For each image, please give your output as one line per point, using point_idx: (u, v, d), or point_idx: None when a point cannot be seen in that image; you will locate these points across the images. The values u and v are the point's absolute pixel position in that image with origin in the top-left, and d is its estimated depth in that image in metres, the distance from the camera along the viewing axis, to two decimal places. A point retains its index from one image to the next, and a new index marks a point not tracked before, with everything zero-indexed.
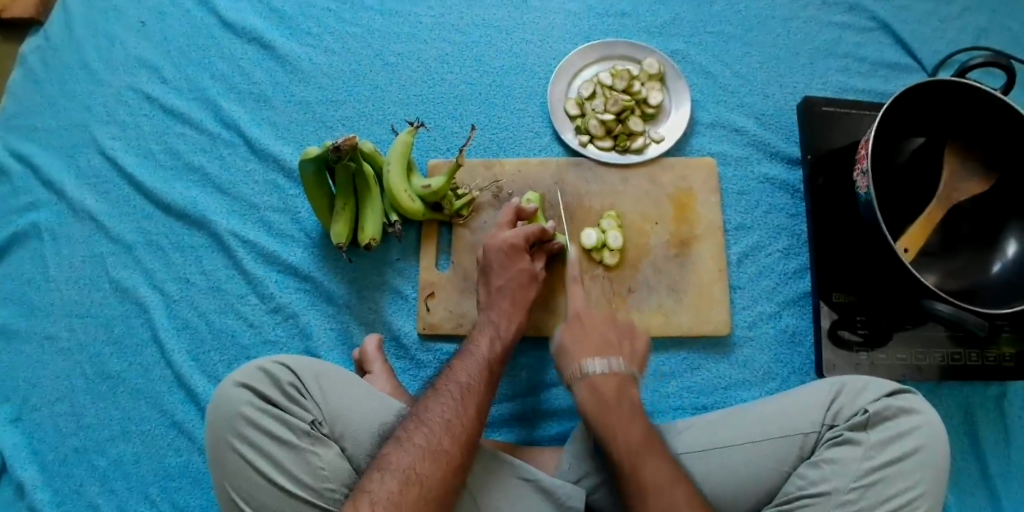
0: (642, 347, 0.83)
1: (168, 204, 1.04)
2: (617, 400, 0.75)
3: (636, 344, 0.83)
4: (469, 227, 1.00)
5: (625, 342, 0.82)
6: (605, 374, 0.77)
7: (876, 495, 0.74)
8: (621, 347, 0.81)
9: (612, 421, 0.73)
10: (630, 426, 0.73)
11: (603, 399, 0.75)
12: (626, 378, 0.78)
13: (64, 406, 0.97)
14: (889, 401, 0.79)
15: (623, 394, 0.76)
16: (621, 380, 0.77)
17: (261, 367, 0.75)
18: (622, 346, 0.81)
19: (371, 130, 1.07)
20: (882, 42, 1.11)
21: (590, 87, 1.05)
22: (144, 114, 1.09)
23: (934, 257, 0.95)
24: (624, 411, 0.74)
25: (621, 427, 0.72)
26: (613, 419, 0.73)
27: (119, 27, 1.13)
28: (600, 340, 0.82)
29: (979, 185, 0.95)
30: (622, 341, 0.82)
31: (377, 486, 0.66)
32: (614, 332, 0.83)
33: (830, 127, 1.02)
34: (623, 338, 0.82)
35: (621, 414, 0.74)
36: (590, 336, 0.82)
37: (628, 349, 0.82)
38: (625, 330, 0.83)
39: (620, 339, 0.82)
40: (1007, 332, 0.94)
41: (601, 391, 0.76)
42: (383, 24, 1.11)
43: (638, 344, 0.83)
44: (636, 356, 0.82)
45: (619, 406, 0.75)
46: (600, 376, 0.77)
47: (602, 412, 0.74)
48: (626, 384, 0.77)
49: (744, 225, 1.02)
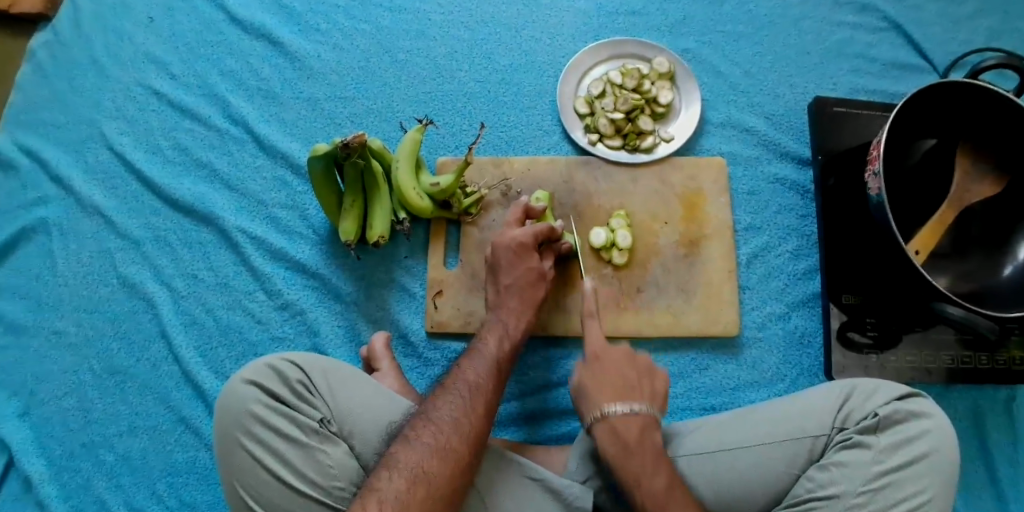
0: (663, 385, 0.81)
1: (176, 200, 1.03)
2: (640, 445, 0.74)
3: (657, 383, 0.81)
4: (477, 225, 1.00)
5: (645, 382, 0.80)
6: (626, 417, 0.76)
7: (885, 499, 0.73)
8: (641, 388, 0.79)
9: (635, 469, 0.72)
10: (654, 474, 0.71)
11: (625, 445, 0.74)
12: (647, 421, 0.76)
13: (72, 401, 0.97)
14: (899, 405, 0.78)
15: (644, 438, 0.75)
16: (643, 424, 0.76)
17: (270, 364, 0.75)
18: (643, 388, 0.79)
19: (380, 127, 1.06)
20: (893, 42, 1.10)
21: (600, 86, 1.04)
22: (153, 110, 1.09)
23: (944, 259, 0.95)
24: (647, 457, 0.73)
25: (644, 475, 0.71)
26: (636, 467, 0.72)
27: (128, 23, 1.13)
28: (620, 383, 0.79)
29: (990, 188, 0.94)
30: (642, 382, 0.80)
31: (385, 485, 0.66)
32: (633, 373, 0.80)
33: (841, 128, 1.01)
34: (643, 379, 0.80)
35: (643, 459, 0.73)
36: (609, 378, 0.80)
37: (648, 390, 0.79)
38: (644, 370, 0.81)
39: (640, 380, 0.80)
40: (1017, 335, 0.94)
41: (622, 436, 0.75)
42: (393, 20, 1.11)
43: (658, 383, 0.81)
44: (657, 396, 0.80)
45: (642, 451, 0.73)
46: (620, 417, 0.75)
47: (625, 457, 0.73)
48: (648, 427, 0.75)
49: (754, 225, 1.02)
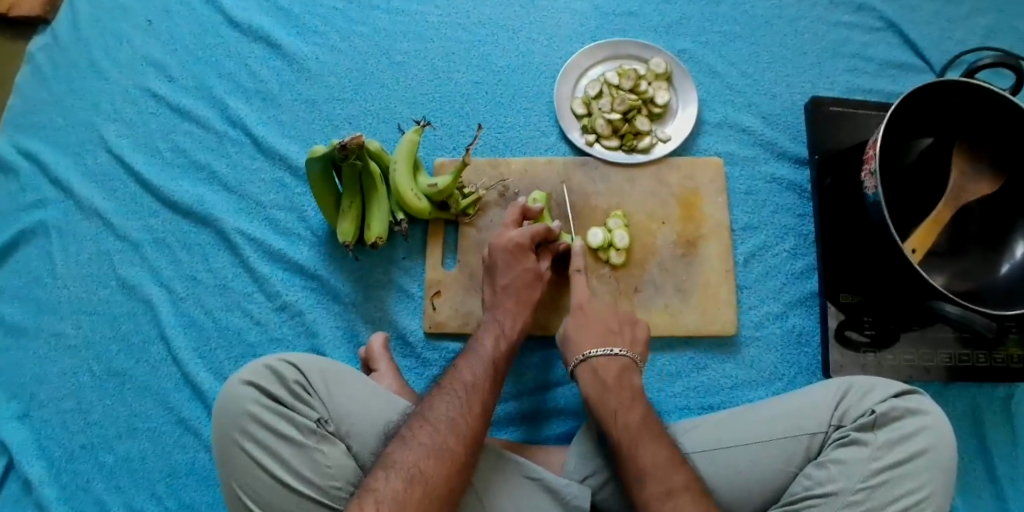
0: (642, 335, 0.88)
1: (175, 202, 1.04)
2: (618, 382, 0.79)
3: (637, 332, 0.88)
4: (475, 226, 1.00)
5: (625, 330, 0.86)
6: (606, 359, 0.82)
7: (883, 496, 0.74)
8: (622, 336, 0.85)
9: (612, 404, 0.77)
10: (630, 409, 0.76)
11: (604, 384, 0.79)
12: (626, 363, 0.82)
13: (71, 403, 0.97)
14: (896, 402, 0.78)
15: (623, 379, 0.80)
16: (622, 365, 0.81)
17: (268, 364, 0.75)
18: (623, 334, 0.86)
19: (377, 129, 1.07)
20: (889, 42, 1.10)
21: (596, 86, 1.05)
22: (152, 113, 1.09)
23: (941, 257, 0.95)
24: (624, 394, 0.78)
25: (621, 409, 0.76)
26: (614, 403, 0.77)
27: (127, 26, 1.13)
28: (602, 328, 0.86)
29: (988, 187, 0.94)
30: (623, 329, 0.86)
31: (382, 485, 0.66)
32: (615, 321, 0.87)
33: (838, 127, 1.02)
34: (624, 327, 0.87)
35: (621, 396, 0.77)
36: (592, 323, 0.86)
37: (629, 336, 0.86)
38: (625, 320, 0.88)
39: (621, 327, 0.86)
40: (1015, 334, 0.94)
41: (601, 376, 0.80)
42: (390, 22, 1.11)
43: (638, 331, 0.88)
44: (637, 343, 0.86)
45: (619, 389, 0.79)
46: (601, 359, 0.82)
47: (603, 395, 0.78)
48: (627, 369, 0.81)
49: (751, 225, 1.02)
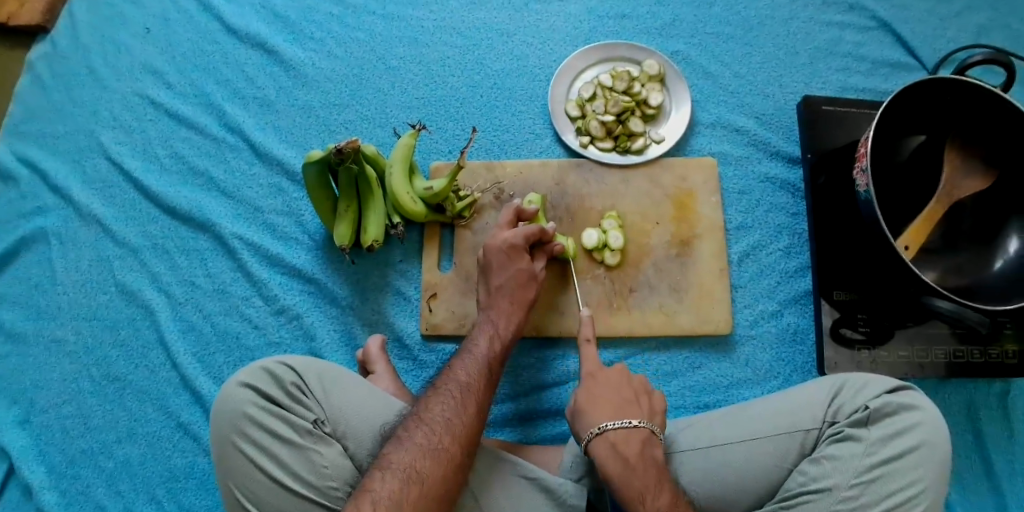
0: (660, 403, 0.80)
1: (173, 208, 1.05)
2: (640, 459, 0.73)
3: (654, 401, 0.80)
4: (471, 229, 1.01)
5: (643, 399, 0.79)
6: (625, 433, 0.74)
7: (877, 491, 0.74)
8: (639, 404, 0.78)
9: (638, 486, 0.71)
10: (658, 493, 0.71)
11: (626, 462, 0.73)
12: (646, 436, 0.75)
13: (72, 408, 0.98)
14: (889, 398, 0.79)
15: (644, 454, 0.74)
16: (642, 439, 0.75)
17: (264, 366, 0.76)
18: (640, 404, 0.78)
19: (373, 133, 1.08)
20: (881, 41, 1.11)
21: (590, 88, 1.05)
22: (150, 120, 1.10)
23: (934, 254, 0.95)
24: (649, 474, 0.72)
25: (648, 492, 0.71)
26: (639, 485, 0.71)
27: (125, 34, 1.14)
28: (617, 398, 0.78)
29: (979, 184, 0.94)
30: (640, 398, 0.79)
31: (379, 485, 0.67)
32: (630, 390, 0.79)
33: (830, 126, 1.02)
34: (640, 396, 0.79)
35: (645, 476, 0.71)
36: (607, 395, 0.79)
37: (646, 407, 0.78)
38: (640, 388, 0.80)
39: (637, 396, 0.79)
40: (1010, 328, 0.94)
41: (622, 452, 0.73)
42: (385, 28, 1.12)
43: (656, 401, 0.80)
44: (654, 414, 0.79)
45: (643, 467, 0.72)
46: (618, 434, 0.74)
47: (627, 474, 0.72)
48: (648, 442, 0.75)
49: (745, 224, 1.03)
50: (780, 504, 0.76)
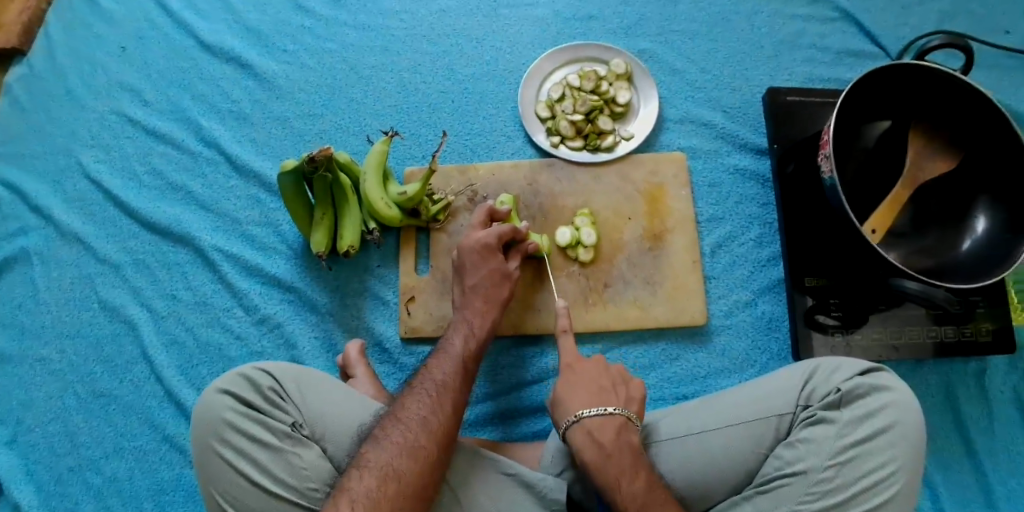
0: (638, 390, 0.81)
1: (153, 223, 1.06)
2: (616, 445, 0.75)
3: (633, 389, 0.81)
4: (446, 232, 1.02)
5: (619, 388, 0.81)
6: (600, 420, 0.76)
7: (852, 471, 0.75)
8: (616, 393, 0.80)
9: (614, 472, 0.73)
10: (633, 478, 0.73)
11: (601, 448, 0.75)
12: (622, 422, 0.77)
13: (58, 426, 0.99)
14: (861, 380, 0.79)
15: (620, 440, 0.76)
16: (618, 425, 0.76)
17: (242, 373, 0.77)
18: (617, 392, 0.80)
19: (347, 141, 1.09)
20: (845, 31, 1.13)
21: (559, 90, 1.07)
22: (128, 137, 1.12)
23: (902, 237, 0.97)
24: (625, 460, 0.74)
25: (624, 477, 0.73)
26: (615, 471, 0.73)
27: (101, 54, 1.16)
28: (593, 387, 0.80)
29: (943, 165, 0.95)
30: (617, 386, 0.81)
31: (357, 483, 0.68)
32: (607, 379, 0.82)
33: (795, 117, 1.04)
34: (617, 384, 0.81)
35: (621, 463, 0.74)
36: (584, 384, 0.81)
37: (624, 395, 0.80)
38: (618, 376, 0.82)
39: (614, 384, 0.81)
40: (983, 307, 0.96)
41: (597, 439, 0.75)
42: (356, 38, 1.14)
43: (634, 388, 0.81)
44: (633, 401, 0.80)
45: (619, 453, 0.74)
46: (595, 421, 0.76)
47: (603, 461, 0.74)
48: (624, 428, 0.76)
49: (716, 216, 1.04)
50: (757, 489, 0.77)
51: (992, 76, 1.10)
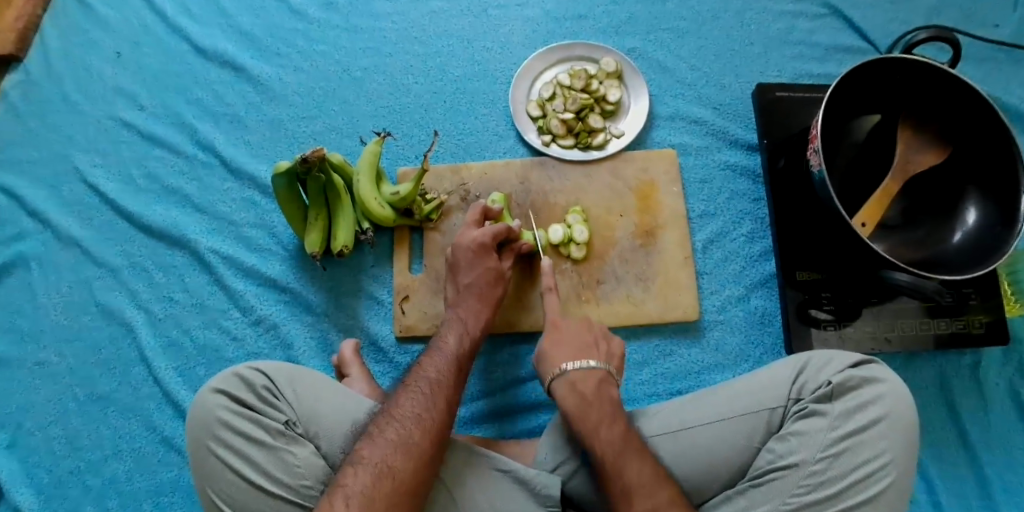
0: (618, 348, 0.86)
1: (150, 226, 1.07)
2: (598, 396, 0.78)
3: (613, 346, 0.86)
4: (439, 231, 1.03)
5: (602, 343, 0.85)
6: (583, 372, 0.80)
7: (844, 464, 0.75)
8: (598, 349, 0.84)
9: (594, 419, 0.75)
10: (612, 425, 0.74)
11: (583, 397, 0.77)
12: (602, 375, 0.80)
13: (57, 429, 1.00)
14: (851, 372, 0.79)
15: (601, 392, 0.78)
16: (600, 378, 0.80)
17: (236, 372, 0.78)
18: (599, 347, 0.84)
19: (341, 143, 1.10)
20: (835, 27, 1.14)
21: (549, 89, 1.08)
22: (124, 141, 1.13)
23: (892, 230, 0.97)
24: (605, 408, 0.76)
25: (603, 423, 0.74)
26: (595, 417, 0.75)
27: (97, 60, 1.17)
28: (577, 344, 0.84)
29: (930, 158, 0.95)
30: (599, 343, 0.85)
31: (351, 480, 0.69)
32: (590, 335, 0.86)
33: (784, 112, 1.05)
34: (599, 341, 0.85)
35: (601, 411, 0.76)
36: (567, 340, 0.85)
37: (605, 350, 0.84)
38: (601, 333, 0.86)
39: (596, 341, 0.85)
40: (976, 299, 0.97)
41: (580, 389, 0.78)
42: (350, 40, 1.15)
43: (614, 345, 0.86)
44: (613, 356, 0.85)
45: (599, 403, 0.77)
46: (578, 373, 0.80)
47: (583, 411, 0.76)
48: (605, 381, 0.80)
49: (708, 212, 1.05)
50: (751, 483, 0.77)
51: (982, 69, 1.10)
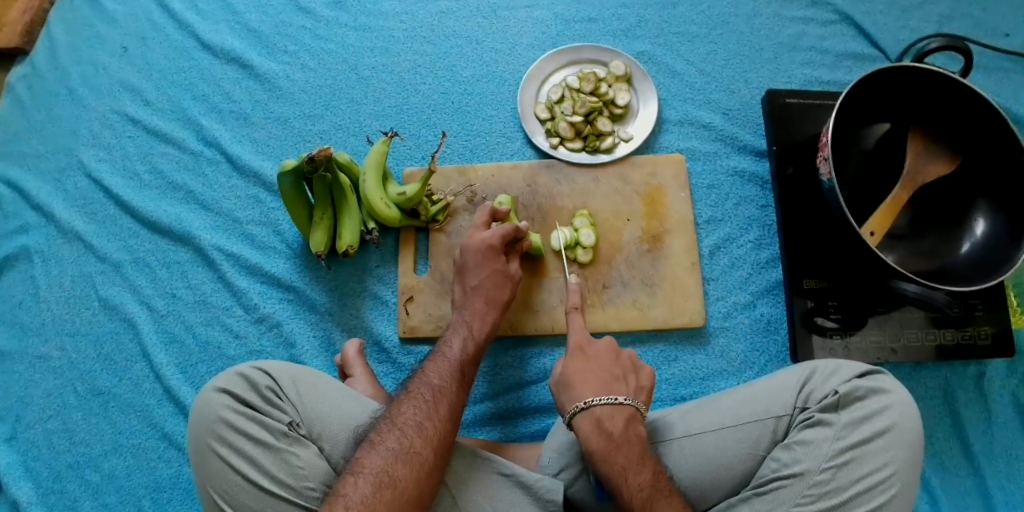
0: (647, 380, 0.83)
1: (154, 222, 1.07)
2: (625, 436, 0.75)
3: (642, 378, 0.83)
4: (445, 232, 1.03)
5: (630, 377, 0.82)
6: (610, 409, 0.77)
7: (847, 475, 0.75)
8: (627, 382, 0.81)
9: (621, 463, 0.73)
10: (640, 470, 0.73)
11: (611, 438, 0.75)
12: (632, 412, 0.78)
13: (57, 423, 0.99)
14: (858, 382, 0.79)
15: (629, 431, 0.76)
16: (628, 416, 0.77)
17: (240, 372, 0.77)
18: (627, 381, 0.81)
19: (347, 142, 1.10)
20: (845, 34, 1.13)
21: (559, 91, 1.08)
22: (129, 136, 1.12)
23: (900, 239, 0.96)
24: (633, 450, 0.75)
25: (631, 469, 0.73)
26: (622, 462, 0.73)
27: (102, 54, 1.17)
28: (603, 375, 0.81)
29: (941, 168, 0.94)
30: (628, 375, 0.82)
31: (352, 490, 0.68)
32: (618, 367, 0.82)
33: (793, 119, 1.04)
34: (628, 373, 0.82)
35: (629, 454, 0.74)
36: (594, 370, 0.81)
37: (634, 384, 0.81)
38: (629, 365, 0.83)
39: (625, 373, 0.82)
40: (981, 310, 0.96)
41: (607, 429, 0.76)
42: (357, 38, 1.15)
43: (643, 377, 0.83)
44: (641, 390, 0.82)
45: (627, 444, 0.75)
46: (605, 409, 0.77)
47: (610, 452, 0.74)
48: (633, 419, 0.77)
49: (715, 218, 1.05)
50: (754, 491, 0.76)
51: (992, 79, 1.09)
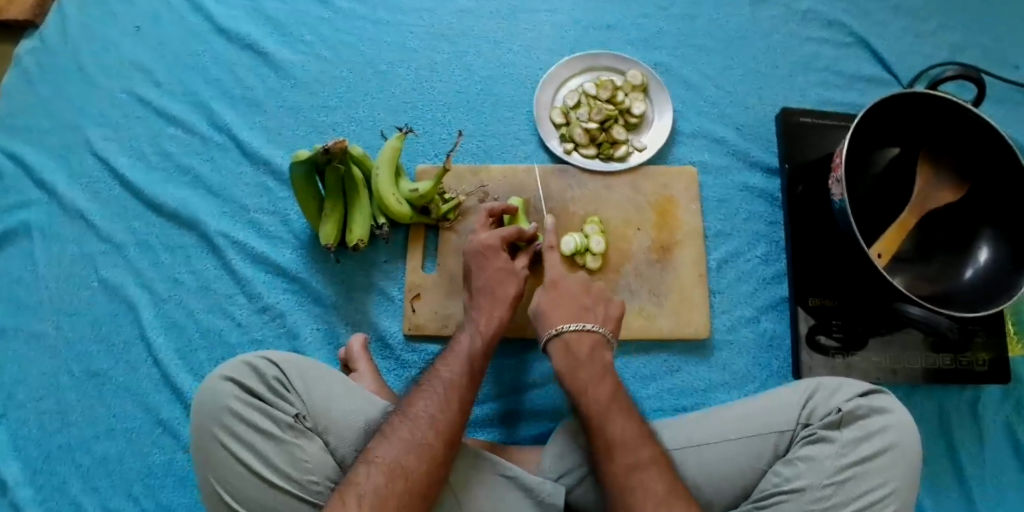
0: (616, 310, 0.88)
1: (159, 205, 1.05)
2: (590, 358, 0.81)
3: (611, 308, 0.88)
4: (455, 231, 1.02)
5: (599, 307, 0.86)
6: (579, 334, 0.83)
7: (849, 491, 0.75)
8: (595, 311, 0.86)
9: (584, 380, 0.78)
10: (599, 384, 0.77)
11: (575, 359, 0.81)
12: (598, 339, 0.83)
13: (50, 403, 0.98)
14: (861, 401, 0.80)
15: (594, 356, 0.81)
16: (594, 341, 0.83)
17: (247, 361, 0.77)
18: (596, 310, 0.86)
19: (360, 135, 1.09)
20: (859, 57, 1.14)
21: (575, 96, 1.08)
22: (138, 117, 1.11)
23: (908, 263, 0.98)
24: (594, 369, 0.80)
25: (591, 384, 0.77)
26: (584, 377, 0.78)
27: (115, 32, 1.15)
28: (575, 306, 0.86)
29: (949, 195, 0.96)
30: (597, 306, 0.87)
31: (364, 479, 0.67)
32: (589, 298, 0.87)
33: (806, 138, 1.05)
34: (597, 304, 0.87)
35: (592, 370, 0.79)
36: (565, 302, 0.86)
37: (602, 313, 0.86)
38: (599, 296, 0.88)
39: (594, 304, 0.87)
40: (980, 337, 0.98)
41: (574, 351, 0.81)
42: (375, 32, 1.14)
43: (612, 308, 0.88)
44: (609, 319, 0.86)
45: (590, 364, 0.80)
46: (573, 335, 0.82)
47: (574, 369, 0.80)
48: (599, 345, 0.82)
49: (724, 232, 1.05)
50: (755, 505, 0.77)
51: (1001, 110, 1.11)
